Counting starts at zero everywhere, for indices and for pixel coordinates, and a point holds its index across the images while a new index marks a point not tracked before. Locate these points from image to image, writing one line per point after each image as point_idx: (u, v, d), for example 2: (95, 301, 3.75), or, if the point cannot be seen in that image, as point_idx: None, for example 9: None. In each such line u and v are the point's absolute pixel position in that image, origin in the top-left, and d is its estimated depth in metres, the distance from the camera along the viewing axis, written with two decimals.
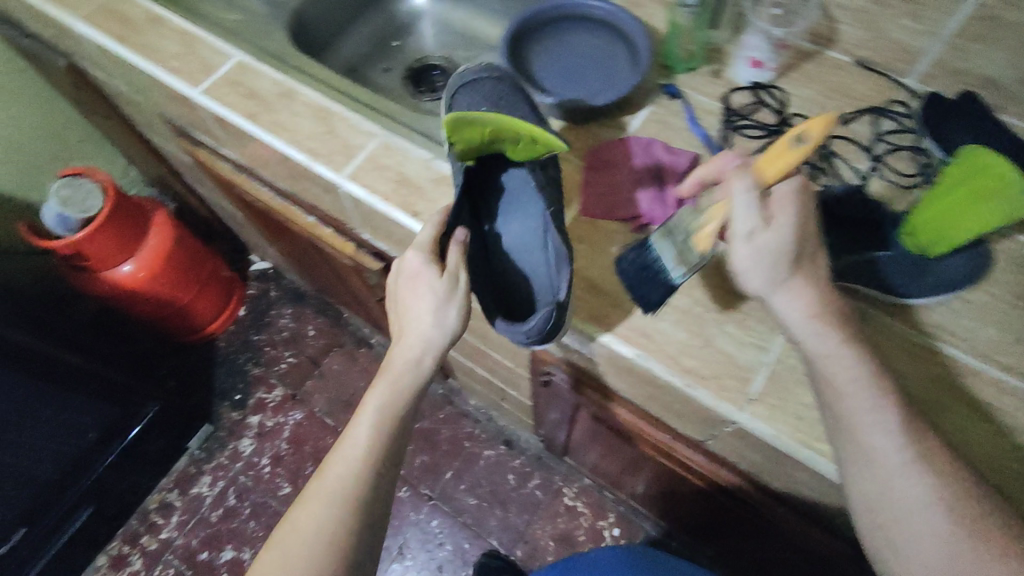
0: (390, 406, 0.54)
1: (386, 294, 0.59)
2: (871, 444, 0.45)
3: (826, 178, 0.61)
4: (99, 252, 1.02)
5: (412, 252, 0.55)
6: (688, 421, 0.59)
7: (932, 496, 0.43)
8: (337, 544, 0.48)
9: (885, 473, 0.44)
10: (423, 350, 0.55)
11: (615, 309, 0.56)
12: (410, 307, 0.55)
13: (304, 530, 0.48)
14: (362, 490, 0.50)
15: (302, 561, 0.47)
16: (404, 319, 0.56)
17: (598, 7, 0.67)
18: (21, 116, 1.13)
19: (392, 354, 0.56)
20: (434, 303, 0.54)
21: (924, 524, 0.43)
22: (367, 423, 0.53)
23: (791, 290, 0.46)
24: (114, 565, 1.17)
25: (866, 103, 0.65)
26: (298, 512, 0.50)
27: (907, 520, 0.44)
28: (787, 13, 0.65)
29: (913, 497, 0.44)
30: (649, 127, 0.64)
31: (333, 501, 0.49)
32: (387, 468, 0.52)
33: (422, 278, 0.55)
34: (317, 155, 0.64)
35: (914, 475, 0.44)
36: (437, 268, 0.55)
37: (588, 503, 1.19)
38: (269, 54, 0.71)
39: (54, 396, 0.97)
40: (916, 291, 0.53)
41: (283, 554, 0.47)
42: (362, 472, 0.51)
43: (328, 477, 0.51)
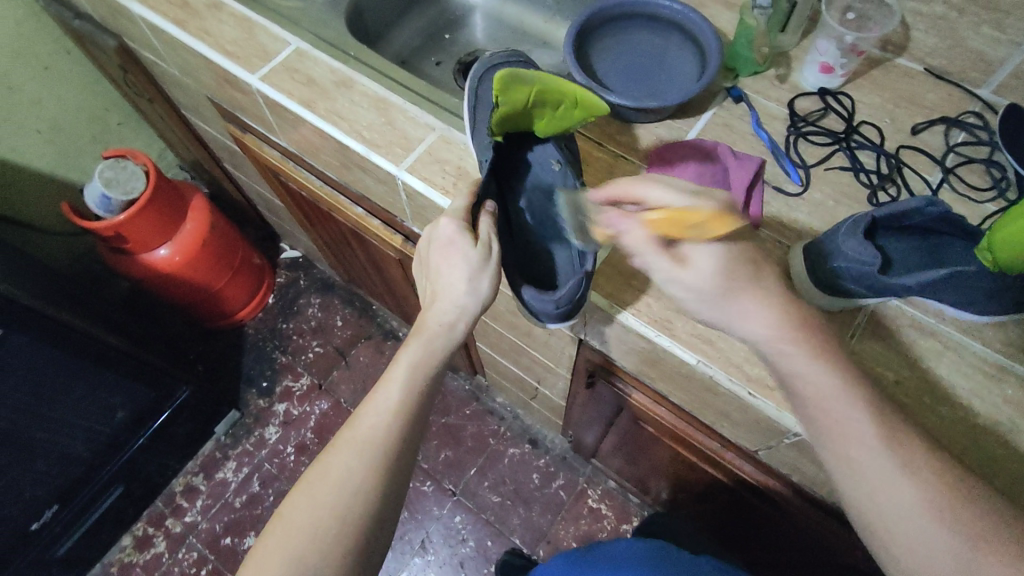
0: (424, 364, 0.51)
1: (417, 260, 0.58)
2: (844, 452, 0.43)
3: (895, 188, 0.59)
4: (137, 234, 1.03)
5: (446, 219, 0.54)
6: (745, 430, 0.58)
7: (919, 499, 0.41)
8: (363, 497, 0.46)
9: (869, 484, 0.42)
10: (458, 314, 0.53)
11: (677, 314, 0.55)
12: (442, 273, 0.54)
13: (332, 481, 0.46)
14: (392, 444, 0.48)
15: (330, 510, 0.45)
16: (435, 286, 0.55)
17: (666, 6, 0.65)
18: (65, 97, 1.14)
19: (423, 317, 0.54)
20: (467, 269, 0.53)
21: (913, 530, 0.41)
22: (399, 380, 0.50)
23: (743, 307, 0.46)
24: (138, 546, 1.18)
25: (938, 113, 0.63)
26: (325, 461, 0.47)
27: (896, 528, 0.42)
28: (862, 18, 0.65)
29: (898, 502, 0.42)
30: (712, 129, 0.63)
31: (363, 448, 0.47)
32: (418, 424, 0.50)
33: (455, 243, 0.53)
34: (375, 146, 0.64)
35: (894, 475, 0.42)
36: (471, 237, 0.53)
37: (612, 506, 1.17)
38: (327, 43, 0.71)
39: (87, 374, 0.95)
40: (975, 311, 0.50)
41: (310, 504, 0.45)
42: (393, 426, 0.48)
43: (359, 428, 0.48)
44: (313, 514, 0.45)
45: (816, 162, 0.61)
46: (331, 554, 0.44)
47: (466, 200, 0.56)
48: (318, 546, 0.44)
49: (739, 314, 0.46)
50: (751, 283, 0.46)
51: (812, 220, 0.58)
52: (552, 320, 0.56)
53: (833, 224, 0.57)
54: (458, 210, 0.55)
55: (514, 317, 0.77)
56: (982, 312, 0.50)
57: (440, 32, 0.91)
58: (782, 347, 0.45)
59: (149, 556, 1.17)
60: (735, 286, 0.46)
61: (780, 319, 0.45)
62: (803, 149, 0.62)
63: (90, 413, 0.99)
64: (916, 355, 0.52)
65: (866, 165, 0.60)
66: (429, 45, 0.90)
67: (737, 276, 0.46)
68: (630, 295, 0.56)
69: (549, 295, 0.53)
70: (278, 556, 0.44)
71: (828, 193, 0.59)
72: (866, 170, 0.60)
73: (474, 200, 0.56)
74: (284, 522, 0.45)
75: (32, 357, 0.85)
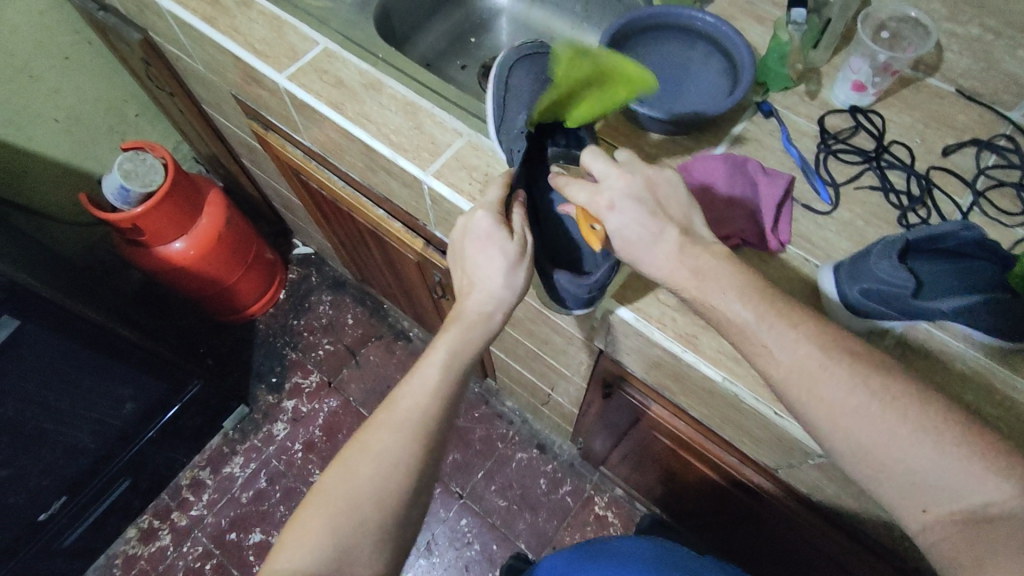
0: (462, 351, 0.53)
1: (449, 251, 0.58)
2: (772, 367, 0.44)
3: (925, 210, 0.59)
4: (153, 228, 1.03)
5: (484, 211, 0.53)
6: (767, 448, 0.58)
7: (863, 400, 0.41)
8: (403, 470, 0.47)
9: (808, 398, 0.42)
10: (494, 306, 0.54)
11: (704, 330, 0.54)
12: (479, 268, 0.54)
13: (373, 454, 0.48)
14: (430, 422, 0.50)
15: (371, 481, 0.47)
16: (470, 279, 0.55)
17: (699, 18, 0.65)
18: (86, 87, 1.14)
19: (461, 305, 0.55)
20: (505, 264, 0.53)
21: (867, 432, 0.40)
22: (437, 364, 0.52)
23: (647, 264, 0.48)
24: (143, 538, 1.18)
25: (970, 135, 0.62)
26: (367, 435, 0.49)
27: (851, 433, 0.41)
28: (896, 38, 0.65)
29: (844, 409, 0.41)
30: (742, 144, 0.63)
31: (401, 428, 0.49)
32: (452, 406, 0.52)
33: (493, 238, 0.53)
34: (402, 150, 0.63)
35: (828, 383, 0.41)
36: (508, 230, 0.53)
37: (618, 514, 1.17)
38: (355, 44, 0.71)
39: (100, 366, 0.95)
40: (1002, 338, 0.50)
41: (351, 474, 0.47)
42: (432, 405, 0.50)
43: (400, 406, 0.50)
44: (354, 484, 0.46)
45: (846, 181, 0.61)
46: (370, 522, 0.46)
47: (500, 191, 0.56)
48: (359, 514, 0.46)
49: (641, 265, 0.48)
50: (647, 243, 0.47)
51: (841, 240, 0.58)
52: (573, 303, 0.57)
53: (862, 244, 0.57)
54: (494, 203, 0.55)
55: (533, 324, 0.77)
56: (1007, 339, 0.50)
57: (465, 36, 0.91)
58: (698, 271, 0.46)
59: (154, 549, 1.17)
60: (638, 258, 0.48)
61: (682, 257, 0.46)
62: (833, 167, 0.62)
63: (100, 405, 0.99)
64: (943, 379, 0.52)
65: (896, 185, 0.60)
66: (454, 49, 0.90)
67: (632, 246, 0.48)
68: (657, 308, 0.56)
69: (583, 280, 0.54)
70: (320, 523, 0.45)
71: (858, 212, 0.59)
72: (896, 190, 0.59)
73: (508, 193, 0.56)
74: (325, 493, 0.47)
75: (45, 348, 0.85)
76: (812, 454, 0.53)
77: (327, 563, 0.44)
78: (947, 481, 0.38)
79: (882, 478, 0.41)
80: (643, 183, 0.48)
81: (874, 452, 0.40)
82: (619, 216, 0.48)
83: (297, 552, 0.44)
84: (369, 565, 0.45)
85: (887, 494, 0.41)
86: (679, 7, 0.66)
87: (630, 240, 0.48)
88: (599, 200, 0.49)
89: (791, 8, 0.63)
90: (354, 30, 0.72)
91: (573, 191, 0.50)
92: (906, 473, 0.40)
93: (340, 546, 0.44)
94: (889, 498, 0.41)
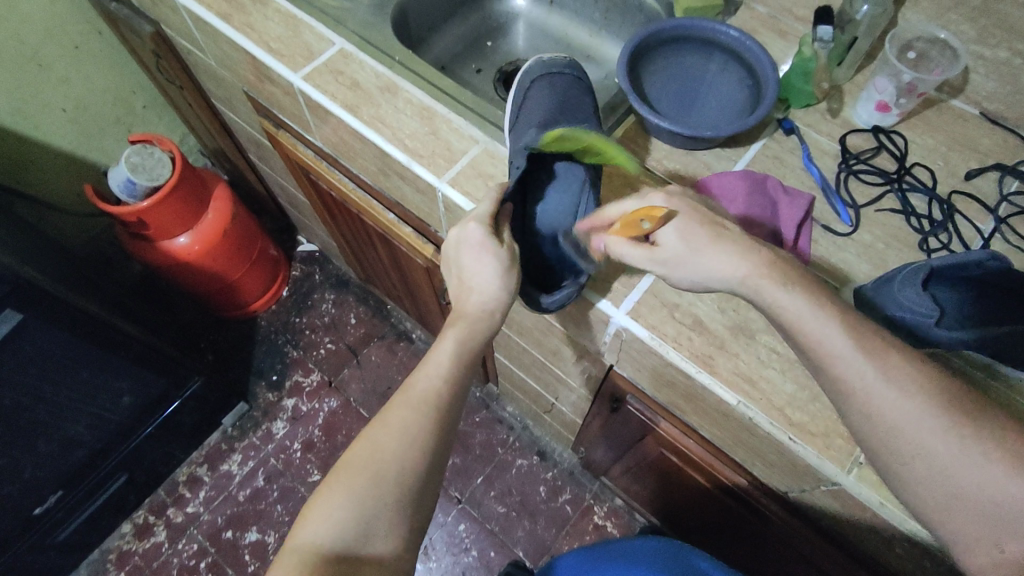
0: (467, 343, 0.53)
1: (444, 260, 0.58)
2: (838, 376, 0.42)
3: (947, 235, 0.58)
4: (159, 222, 1.02)
5: (474, 223, 0.54)
6: (780, 471, 0.57)
7: (928, 417, 0.40)
8: (423, 441, 0.47)
9: (873, 410, 0.41)
10: (496, 303, 0.55)
11: (720, 351, 0.53)
12: (472, 275, 0.54)
13: (391, 432, 0.47)
14: (445, 403, 0.50)
15: (389, 458, 0.46)
16: (466, 285, 0.55)
17: (723, 32, 0.64)
18: (94, 77, 1.13)
19: (460, 308, 0.55)
20: (498, 269, 0.54)
21: (930, 450, 0.40)
22: (447, 351, 0.52)
23: (709, 255, 0.47)
24: (138, 534, 1.17)
25: (992, 159, 0.62)
26: (384, 417, 0.49)
27: (912, 451, 0.40)
28: (922, 59, 0.63)
29: (911, 423, 0.40)
30: (762, 161, 0.62)
31: (420, 406, 0.49)
32: (463, 392, 0.51)
33: (486, 248, 0.54)
34: (417, 156, 0.63)
35: (894, 396, 0.40)
36: (498, 238, 0.54)
37: (617, 524, 1.16)
38: (372, 45, 0.70)
39: (98, 359, 0.94)
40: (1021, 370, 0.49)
41: (370, 451, 0.47)
42: (446, 388, 0.50)
43: (413, 390, 0.50)
44: (373, 461, 0.46)
45: (866, 202, 0.60)
46: (389, 497, 0.45)
47: (492, 201, 0.56)
48: (382, 483, 0.45)
49: (705, 257, 0.47)
50: (712, 230, 0.48)
51: (861, 263, 0.57)
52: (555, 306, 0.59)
53: (882, 269, 0.56)
54: (485, 213, 0.55)
55: (542, 335, 0.76)
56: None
57: (481, 40, 0.90)
58: (757, 282, 0.45)
59: (149, 545, 1.16)
60: (699, 249, 0.47)
61: (747, 247, 0.47)
62: (853, 187, 0.61)
63: (97, 399, 0.98)
64: None
65: (918, 209, 0.59)
66: (470, 52, 0.89)
67: (696, 232, 0.48)
68: (672, 327, 0.55)
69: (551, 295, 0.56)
70: (343, 491, 0.45)
71: (879, 234, 0.58)
72: (917, 214, 0.58)
73: (499, 201, 0.56)
74: (349, 465, 0.46)
75: (45, 339, 0.84)
76: (825, 481, 0.52)
77: (347, 537, 0.43)
78: (1007, 509, 0.38)
79: (935, 499, 0.40)
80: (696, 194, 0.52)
81: (914, 461, 0.40)
82: (678, 204, 0.49)
83: (317, 527, 0.44)
84: (388, 540, 0.45)
85: (937, 516, 0.40)
86: (704, 20, 0.65)
87: (693, 225, 0.48)
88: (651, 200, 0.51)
89: (817, 25, 0.63)
90: (372, 31, 0.71)
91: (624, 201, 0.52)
92: (963, 496, 0.39)
93: (358, 520, 0.44)
94: (936, 518, 0.40)
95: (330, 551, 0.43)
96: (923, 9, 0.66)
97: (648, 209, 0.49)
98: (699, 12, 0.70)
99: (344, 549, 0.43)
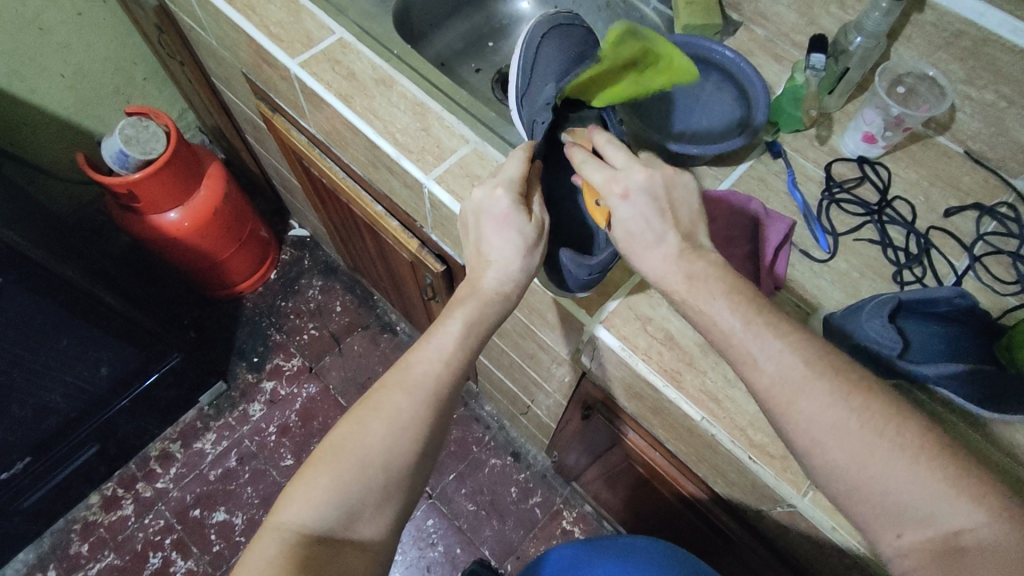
0: (477, 326, 0.51)
1: (460, 228, 0.55)
2: (771, 381, 0.42)
3: (921, 268, 0.58)
4: (149, 196, 1.01)
5: (503, 191, 0.51)
6: (740, 489, 0.57)
7: (849, 417, 0.40)
8: (413, 432, 0.47)
9: (800, 409, 0.41)
10: (512, 283, 0.52)
11: (689, 367, 0.54)
12: (492, 248, 0.52)
13: (383, 417, 0.47)
14: (442, 391, 0.49)
15: (377, 445, 0.46)
16: (482, 259, 0.52)
17: (719, 52, 0.66)
18: (95, 46, 1.12)
19: (473, 280, 0.53)
20: (521, 245, 0.51)
21: (860, 459, 0.39)
22: (453, 334, 0.51)
23: (643, 258, 0.47)
24: (105, 506, 1.17)
25: (972, 199, 0.63)
26: (378, 398, 0.48)
27: (843, 458, 0.40)
28: (911, 94, 0.65)
29: (843, 434, 0.40)
30: (747, 182, 0.63)
31: (415, 394, 0.48)
32: (462, 376, 0.51)
33: (511, 219, 0.51)
34: (407, 151, 0.63)
35: (812, 393, 0.41)
36: (526, 213, 0.51)
37: (584, 530, 1.17)
38: (372, 37, 0.70)
39: (76, 328, 0.93)
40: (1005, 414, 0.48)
41: (357, 434, 0.46)
42: (443, 373, 0.50)
43: (411, 372, 0.49)
44: (361, 445, 0.46)
45: (845, 231, 0.60)
46: (375, 483, 0.46)
47: (521, 166, 0.53)
48: (366, 473, 0.45)
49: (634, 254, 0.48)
50: (648, 241, 0.47)
51: (834, 290, 0.58)
52: (574, 286, 0.54)
53: (854, 298, 0.57)
54: (514, 179, 0.52)
55: (521, 337, 0.77)
56: (1011, 412, 0.48)
57: (483, 39, 0.91)
58: (688, 267, 0.46)
59: (116, 518, 1.16)
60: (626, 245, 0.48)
61: (676, 261, 0.46)
62: (834, 215, 0.62)
63: (74, 368, 0.98)
64: None
65: (895, 241, 0.60)
66: (470, 51, 0.89)
67: (632, 240, 0.48)
68: (644, 339, 0.55)
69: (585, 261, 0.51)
70: (328, 479, 0.45)
71: (854, 263, 0.59)
72: (894, 246, 0.59)
73: (528, 165, 0.54)
74: (335, 448, 0.46)
75: (23, 305, 0.83)
76: (781, 501, 0.53)
77: (332, 519, 0.44)
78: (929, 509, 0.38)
79: (853, 498, 0.40)
80: (661, 180, 0.48)
81: (850, 465, 0.40)
82: (628, 206, 0.47)
83: (300, 504, 0.44)
84: (374, 523, 0.46)
85: (854, 512, 0.40)
86: (700, 39, 0.66)
87: (636, 229, 0.47)
88: (613, 187, 0.48)
89: (811, 52, 0.63)
90: (373, 23, 0.72)
91: (590, 171, 0.49)
92: (892, 506, 0.39)
93: (345, 502, 0.44)
94: (862, 516, 0.40)
95: (316, 531, 0.43)
96: (914, 44, 0.63)
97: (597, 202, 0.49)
98: (698, 30, 0.71)
99: (328, 531, 0.44)
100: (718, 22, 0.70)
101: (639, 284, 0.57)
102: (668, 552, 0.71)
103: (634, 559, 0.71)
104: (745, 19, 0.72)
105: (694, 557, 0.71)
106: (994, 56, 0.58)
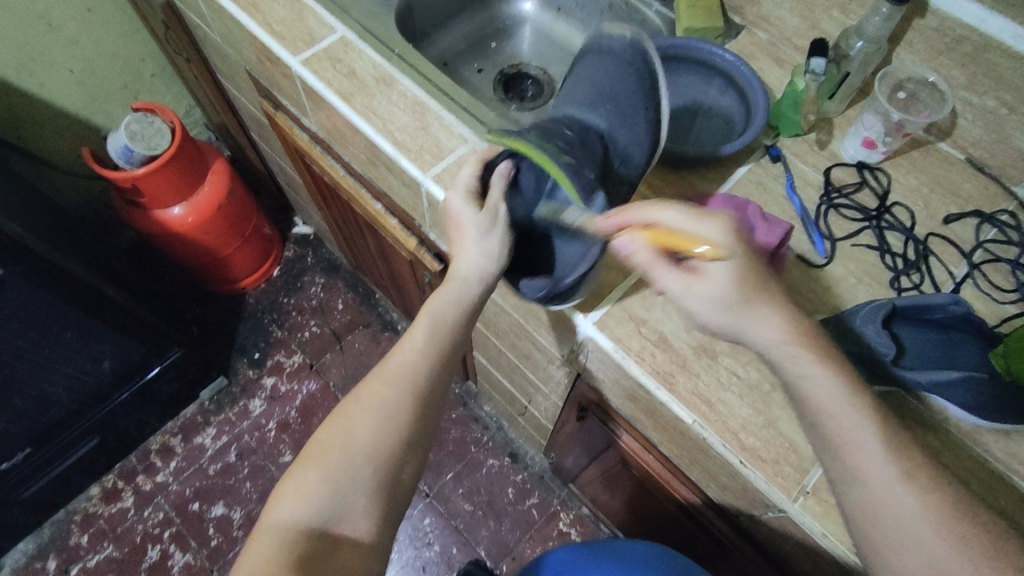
0: (446, 314, 0.52)
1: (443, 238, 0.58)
2: (836, 446, 0.44)
3: (919, 275, 0.58)
4: (153, 191, 1.02)
5: (451, 194, 0.53)
6: (733, 494, 0.57)
7: (907, 485, 0.42)
8: (397, 423, 0.47)
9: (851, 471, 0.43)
10: (479, 270, 0.53)
11: (681, 370, 0.54)
12: (455, 245, 0.54)
13: (366, 410, 0.47)
14: (423, 379, 0.49)
15: (362, 437, 0.46)
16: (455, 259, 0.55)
17: (719, 55, 0.65)
18: (103, 41, 1.13)
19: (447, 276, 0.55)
20: (477, 235, 0.52)
21: (917, 534, 0.41)
22: (424, 326, 0.51)
23: (756, 312, 0.46)
24: (106, 497, 1.18)
25: (972, 207, 0.62)
26: (361, 393, 0.49)
27: (896, 526, 0.42)
28: (912, 99, 0.64)
29: (900, 506, 0.42)
30: (746, 186, 0.63)
31: (395, 384, 0.48)
32: (445, 364, 0.51)
33: (462, 217, 0.53)
34: (405, 149, 0.63)
35: (883, 469, 0.42)
36: (476, 205, 0.53)
37: (581, 533, 1.17)
38: (374, 36, 0.70)
39: (77, 321, 0.94)
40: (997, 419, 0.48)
41: (342, 428, 0.47)
42: (423, 363, 0.50)
43: (390, 365, 0.50)
44: (346, 438, 0.46)
45: (843, 236, 0.60)
46: (365, 475, 0.46)
47: (472, 169, 0.55)
48: (355, 466, 0.45)
49: (738, 311, 0.46)
50: (756, 281, 0.46)
51: (829, 295, 0.57)
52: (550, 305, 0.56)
53: (851, 304, 0.57)
54: (463, 180, 0.54)
55: (517, 338, 0.77)
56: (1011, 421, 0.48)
57: (486, 39, 0.91)
58: (794, 354, 0.45)
59: (116, 510, 1.17)
60: (709, 294, 0.46)
61: (781, 308, 0.46)
62: (833, 220, 0.61)
63: (76, 361, 0.99)
64: None
65: (893, 248, 0.60)
66: (473, 52, 0.90)
67: (743, 287, 0.46)
68: (637, 341, 0.55)
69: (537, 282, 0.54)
70: (316, 475, 0.45)
71: (852, 268, 0.59)
72: (892, 252, 0.59)
73: (480, 166, 0.55)
74: (322, 443, 0.47)
75: (26, 298, 0.84)
76: (772, 506, 0.52)
77: (324, 514, 0.44)
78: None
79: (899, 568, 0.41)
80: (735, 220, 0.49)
81: (903, 537, 0.41)
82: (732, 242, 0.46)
83: (292, 503, 0.44)
84: (366, 518, 0.45)
85: None
86: (702, 41, 0.66)
87: (742, 266, 0.46)
88: (705, 224, 0.46)
89: (811, 56, 0.63)
90: (376, 23, 0.72)
91: (671, 216, 0.47)
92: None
93: (337, 497, 0.44)
94: None
95: (309, 526, 0.43)
96: (916, 50, 0.63)
97: (688, 244, 0.47)
98: (699, 33, 0.71)
99: (322, 525, 0.44)
100: (720, 25, 0.70)
101: (633, 285, 0.57)
102: (661, 556, 0.71)
103: (628, 564, 0.70)
104: (748, 23, 0.72)
105: (686, 561, 0.71)
106: (996, 62, 0.58)
